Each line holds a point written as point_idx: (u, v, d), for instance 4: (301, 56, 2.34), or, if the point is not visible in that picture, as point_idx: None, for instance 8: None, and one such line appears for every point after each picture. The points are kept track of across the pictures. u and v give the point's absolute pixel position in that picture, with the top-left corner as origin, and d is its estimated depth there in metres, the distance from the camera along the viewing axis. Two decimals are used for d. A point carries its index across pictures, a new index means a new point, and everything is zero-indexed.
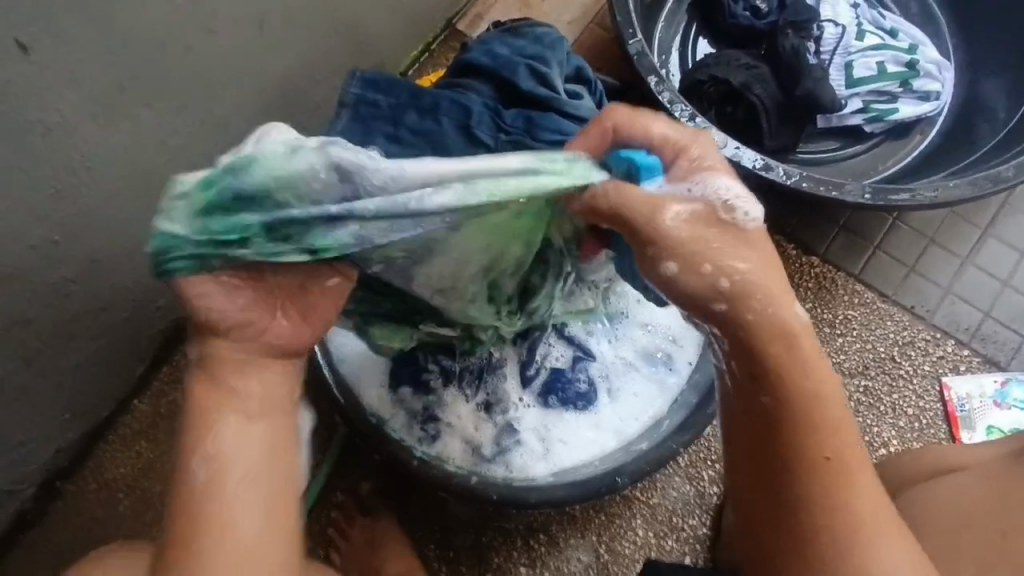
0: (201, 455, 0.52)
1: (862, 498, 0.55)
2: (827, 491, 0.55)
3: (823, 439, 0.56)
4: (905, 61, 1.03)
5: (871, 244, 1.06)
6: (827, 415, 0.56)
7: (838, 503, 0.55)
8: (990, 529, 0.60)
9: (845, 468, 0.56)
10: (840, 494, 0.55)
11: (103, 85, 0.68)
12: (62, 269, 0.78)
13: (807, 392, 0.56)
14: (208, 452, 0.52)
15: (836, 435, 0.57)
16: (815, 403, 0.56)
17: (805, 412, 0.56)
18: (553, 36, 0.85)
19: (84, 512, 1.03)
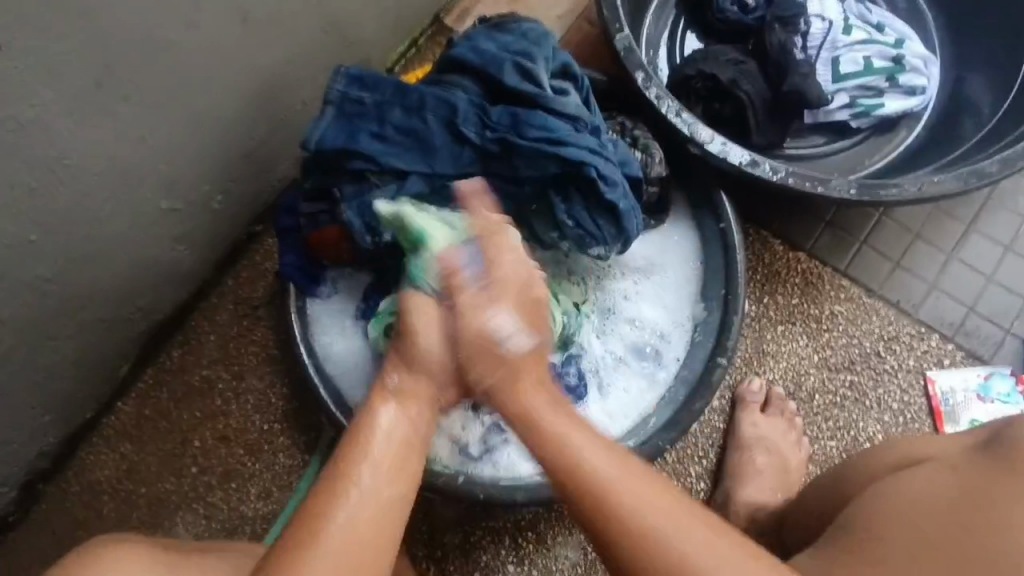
0: (373, 437, 0.57)
1: (635, 501, 0.56)
2: (603, 500, 0.56)
3: (575, 452, 0.58)
4: (891, 56, 1.03)
5: (856, 240, 1.06)
6: (583, 463, 0.58)
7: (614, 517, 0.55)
8: (953, 524, 0.57)
9: (616, 507, 0.55)
10: (611, 499, 0.56)
11: (79, 80, 0.66)
12: (39, 268, 0.76)
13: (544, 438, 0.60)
14: (372, 439, 0.57)
15: (604, 473, 0.57)
16: (549, 424, 0.61)
17: (539, 432, 0.61)
18: (540, 31, 0.84)
19: (66, 514, 1.01)
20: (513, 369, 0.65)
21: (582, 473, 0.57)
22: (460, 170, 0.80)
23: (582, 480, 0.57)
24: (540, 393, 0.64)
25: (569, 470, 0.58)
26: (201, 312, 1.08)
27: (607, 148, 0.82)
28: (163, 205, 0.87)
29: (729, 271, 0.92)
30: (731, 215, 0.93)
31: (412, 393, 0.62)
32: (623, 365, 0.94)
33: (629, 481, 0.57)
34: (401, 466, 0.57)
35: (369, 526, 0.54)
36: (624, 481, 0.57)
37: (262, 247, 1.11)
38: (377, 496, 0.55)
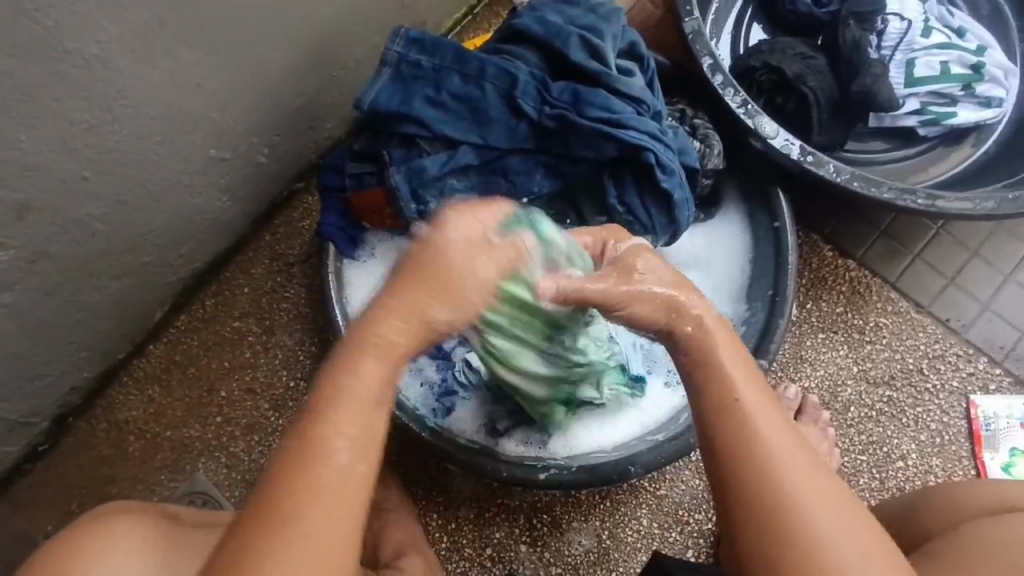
0: (353, 387, 0.48)
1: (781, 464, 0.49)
2: (732, 423, 0.51)
3: (734, 421, 0.51)
4: (971, 63, 0.98)
5: (910, 253, 1.03)
6: (762, 435, 0.50)
7: (738, 433, 0.50)
8: None
9: (787, 494, 0.48)
10: (743, 429, 0.50)
11: (144, 20, 0.66)
12: (89, 206, 0.77)
13: (738, 433, 0.50)
14: (354, 386, 0.48)
15: (794, 473, 0.49)
16: (732, 406, 0.51)
17: (718, 413, 0.51)
18: (610, 8, 0.81)
19: (93, 450, 1.03)
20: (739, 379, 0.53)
21: (737, 446, 0.50)
22: (513, 145, 0.79)
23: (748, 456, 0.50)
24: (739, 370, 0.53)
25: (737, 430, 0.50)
26: (237, 266, 1.09)
27: (667, 135, 0.80)
28: (211, 154, 0.87)
29: (779, 272, 0.88)
30: (787, 214, 0.90)
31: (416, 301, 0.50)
32: (650, 367, 0.95)
33: (805, 470, 0.49)
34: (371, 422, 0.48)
35: (354, 471, 0.46)
36: (823, 494, 0.49)
37: (302, 206, 1.11)
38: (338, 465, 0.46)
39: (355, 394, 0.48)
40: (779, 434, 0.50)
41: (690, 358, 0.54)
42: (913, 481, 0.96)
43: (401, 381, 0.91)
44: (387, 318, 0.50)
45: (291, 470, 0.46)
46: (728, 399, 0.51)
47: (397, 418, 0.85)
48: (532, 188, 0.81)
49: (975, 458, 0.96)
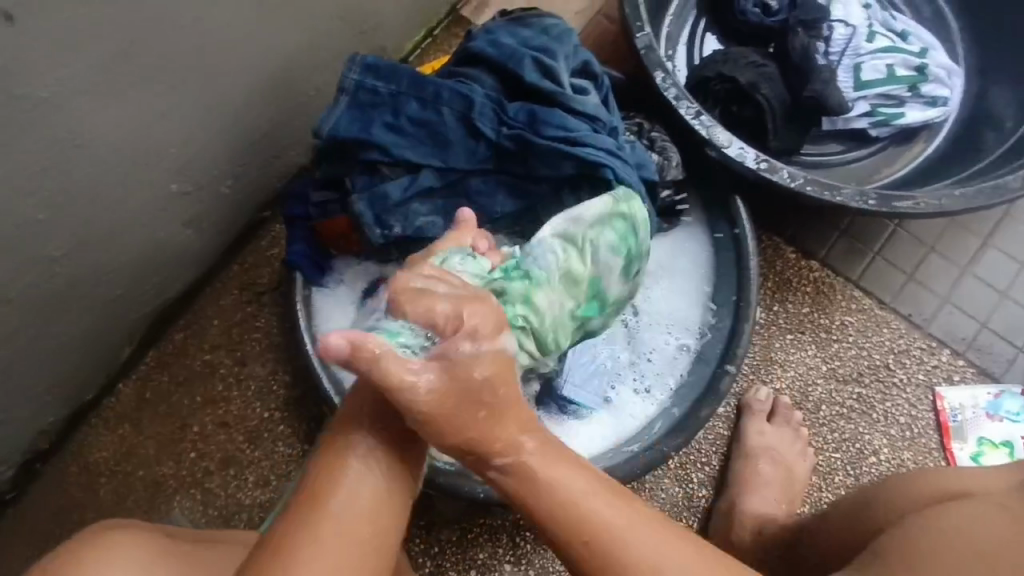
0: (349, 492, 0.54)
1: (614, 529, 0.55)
2: (576, 544, 0.55)
3: (595, 550, 0.54)
4: (915, 65, 1.02)
5: (870, 251, 1.05)
6: (628, 541, 0.55)
7: (586, 553, 0.55)
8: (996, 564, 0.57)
9: (628, 555, 0.54)
10: (581, 548, 0.55)
11: (94, 59, 0.65)
12: (47, 248, 0.75)
13: (596, 532, 0.55)
14: (349, 490, 0.54)
15: (633, 536, 0.55)
16: (595, 525, 0.55)
17: (581, 538, 0.55)
18: (562, 28, 0.83)
19: (64, 495, 1.00)
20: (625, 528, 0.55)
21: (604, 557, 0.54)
22: (474, 166, 0.79)
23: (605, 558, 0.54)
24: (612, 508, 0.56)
25: (604, 553, 0.55)
26: (206, 299, 1.07)
27: (624, 150, 0.81)
28: (173, 188, 0.86)
29: (742, 277, 0.91)
30: (746, 219, 0.92)
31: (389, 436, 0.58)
32: (620, 377, 0.93)
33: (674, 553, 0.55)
34: (380, 527, 0.54)
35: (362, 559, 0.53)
36: (683, 566, 0.55)
37: (269, 234, 1.10)
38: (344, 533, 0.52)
39: (352, 495, 0.54)
40: (650, 533, 0.56)
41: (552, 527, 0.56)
42: (886, 475, 0.98)
43: None
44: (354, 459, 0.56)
45: (294, 547, 0.51)
46: (610, 536, 0.55)
47: None
48: (496, 208, 0.81)
49: (944, 449, 0.98)
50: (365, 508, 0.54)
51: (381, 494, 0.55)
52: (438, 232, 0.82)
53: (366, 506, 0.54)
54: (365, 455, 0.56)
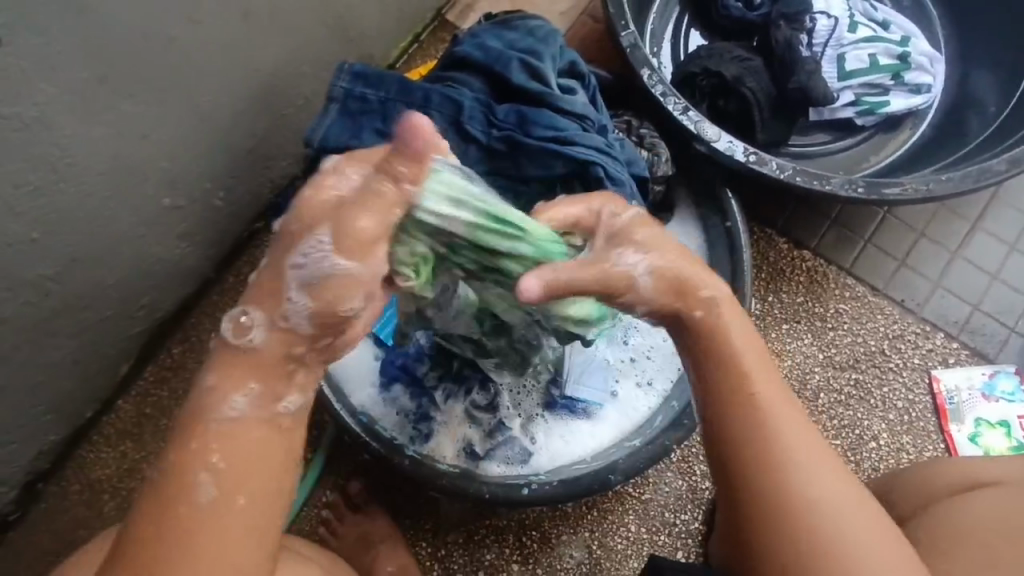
0: (211, 449, 0.48)
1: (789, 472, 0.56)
2: (762, 450, 0.56)
3: (768, 443, 0.56)
4: (897, 53, 1.03)
5: (861, 238, 1.06)
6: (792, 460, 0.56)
7: (764, 453, 0.56)
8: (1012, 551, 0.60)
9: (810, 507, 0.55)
10: (762, 463, 0.56)
11: (81, 78, 0.66)
12: (41, 266, 0.75)
13: (758, 416, 0.56)
14: (215, 445, 0.48)
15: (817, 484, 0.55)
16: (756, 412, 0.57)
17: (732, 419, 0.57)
18: (547, 29, 0.84)
19: (67, 513, 1.00)
20: (784, 419, 0.57)
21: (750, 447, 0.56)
22: (465, 169, 0.79)
23: (774, 477, 0.56)
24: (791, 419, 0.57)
25: (773, 465, 0.56)
26: (203, 312, 1.08)
27: (614, 148, 0.82)
28: (165, 203, 0.86)
29: (735, 267, 0.91)
30: (737, 213, 0.93)
31: (262, 358, 0.50)
32: (617, 372, 0.95)
33: (829, 478, 0.56)
34: (258, 477, 0.49)
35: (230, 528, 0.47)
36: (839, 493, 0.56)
37: (264, 245, 1.10)
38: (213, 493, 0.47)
39: (217, 457, 0.48)
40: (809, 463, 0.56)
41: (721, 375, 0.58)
42: (886, 460, 0.99)
43: (378, 413, 0.90)
44: (226, 398, 0.49)
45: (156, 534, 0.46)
46: (770, 450, 0.56)
47: (376, 450, 0.85)
48: None
49: (943, 432, 0.99)
50: (248, 454, 0.49)
51: (247, 439, 0.49)
52: None
53: (231, 477, 0.48)
54: (231, 418, 0.49)
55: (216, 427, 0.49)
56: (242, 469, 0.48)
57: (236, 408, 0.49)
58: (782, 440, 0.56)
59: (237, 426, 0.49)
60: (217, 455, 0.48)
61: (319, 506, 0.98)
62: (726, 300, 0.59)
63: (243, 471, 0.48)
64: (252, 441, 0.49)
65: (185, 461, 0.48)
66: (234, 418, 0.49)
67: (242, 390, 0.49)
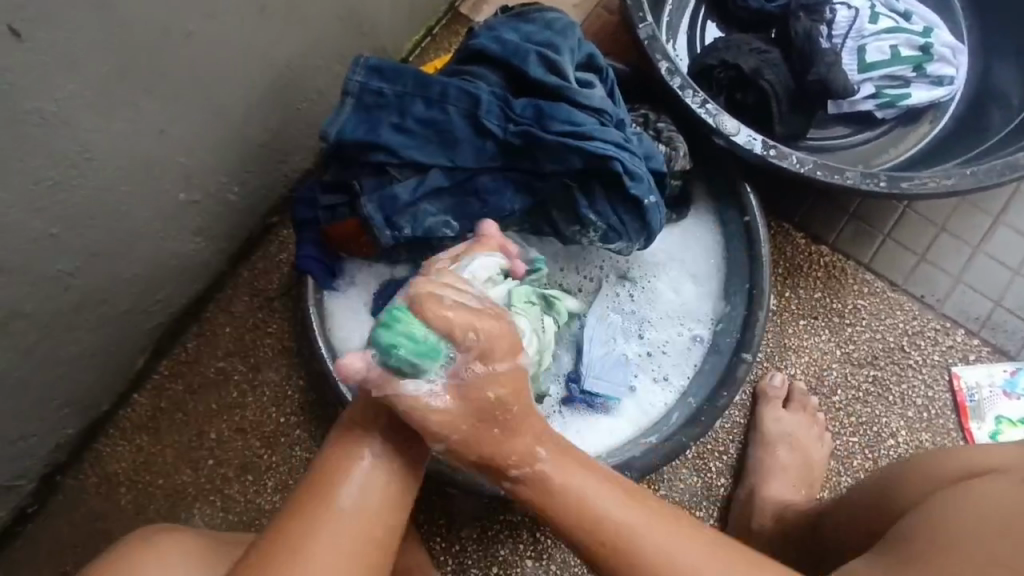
0: (350, 474, 0.57)
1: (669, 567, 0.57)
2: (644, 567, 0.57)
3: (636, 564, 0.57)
4: (919, 45, 1.01)
5: (880, 233, 1.05)
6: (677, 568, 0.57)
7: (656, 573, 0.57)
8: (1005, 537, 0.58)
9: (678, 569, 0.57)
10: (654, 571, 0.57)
11: (100, 73, 0.66)
12: (61, 262, 0.76)
13: (584, 512, 0.58)
14: (351, 470, 0.57)
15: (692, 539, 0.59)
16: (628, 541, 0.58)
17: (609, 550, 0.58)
18: (564, 22, 0.83)
19: (85, 506, 1.01)
20: (671, 548, 0.58)
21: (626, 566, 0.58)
22: (482, 164, 0.79)
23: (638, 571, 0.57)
24: (680, 542, 0.58)
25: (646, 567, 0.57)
26: (217, 306, 1.08)
27: (632, 142, 0.81)
28: (181, 198, 0.86)
29: (755, 263, 0.90)
30: (756, 207, 0.92)
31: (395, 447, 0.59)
32: (636, 367, 0.94)
33: (677, 528, 0.59)
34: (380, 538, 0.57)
35: (366, 525, 0.56)
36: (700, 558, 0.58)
37: (277, 239, 1.10)
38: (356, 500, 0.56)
39: (360, 483, 0.57)
40: (689, 568, 0.57)
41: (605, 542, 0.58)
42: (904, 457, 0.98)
43: None
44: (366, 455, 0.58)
45: (307, 525, 0.55)
46: (652, 560, 0.57)
47: None
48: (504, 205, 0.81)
49: (962, 429, 0.98)
50: (377, 497, 0.57)
51: (392, 505, 0.58)
52: (449, 231, 0.82)
53: (376, 501, 0.57)
54: (368, 467, 0.58)
55: (350, 463, 0.58)
56: (383, 487, 0.57)
57: (366, 467, 0.58)
58: (617, 524, 0.58)
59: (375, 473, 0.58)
60: (370, 500, 0.57)
61: None
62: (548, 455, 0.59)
63: (376, 520, 0.56)
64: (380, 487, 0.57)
65: (333, 480, 0.57)
66: (361, 493, 0.57)
67: (375, 456, 0.58)
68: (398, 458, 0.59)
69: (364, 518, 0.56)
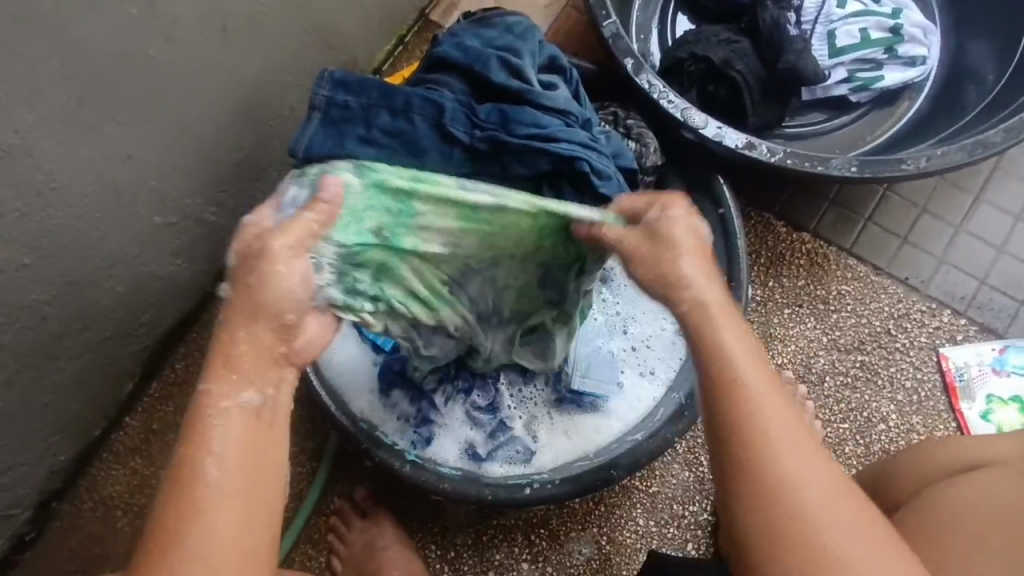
0: (207, 426, 0.51)
1: (807, 511, 0.49)
2: (773, 511, 0.50)
3: (761, 485, 0.51)
4: (889, 26, 1.01)
5: (862, 217, 1.04)
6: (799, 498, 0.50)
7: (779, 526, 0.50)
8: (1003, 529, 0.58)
9: (806, 537, 0.49)
10: (789, 522, 0.49)
11: (60, 102, 0.66)
12: (36, 291, 0.76)
13: (755, 450, 0.51)
14: (212, 429, 0.51)
15: (811, 487, 0.50)
16: (757, 447, 0.51)
17: (737, 429, 0.52)
18: (525, 25, 0.83)
19: (82, 532, 1.02)
20: (797, 476, 0.50)
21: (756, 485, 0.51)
22: (450, 172, 0.79)
23: (765, 507, 0.50)
24: (800, 442, 0.52)
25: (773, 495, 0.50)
26: (203, 326, 1.08)
27: (599, 141, 0.81)
28: (157, 221, 0.86)
29: (731, 255, 0.91)
30: (730, 200, 0.92)
31: (262, 360, 0.54)
32: (622, 362, 0.94)
33: (843, 521, 0.49)
34: (255, 455, 0.52)
35: (229, 503, 0.50)
36: (828, 510, 0.50)
37: None
38: (213, 475, 0.50)
39: (217, 438, 0.51)
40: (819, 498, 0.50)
41: (738, 428, 0.52)
42: (897, 441, 0.97)
43: (381, 419, 0.89)
44: (233, 392, 0.52)
45: (169, 527, 0.49)
46: (770, 476, 0.51)
47: (379, 457, 0.85)
48: None
49: (954, 411, 0.97)
50: (238, 450, 0.51)
51: (249, 439, 0.52)
52: None
53: (236, 450, 0.51)
54: (229, 414, 0.52)
55: (200, 425, 0.51)
56: (242, 423, 0.52)
57: (244, 399, 0.53)
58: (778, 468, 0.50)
59: (253, 416, 0.52)
60: (227, 445, 0.51)
61: (328, 513, 0.98)
62: (692, 276, 0.57)
63: (236, 472, 0.50)
64: (236, 441, 0.51)
65: (182, 471, 0.50)
66: (238, 414, 0.52)
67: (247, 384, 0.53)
68: (259, 382, 0.54)
69: (227, 489, 0.50)
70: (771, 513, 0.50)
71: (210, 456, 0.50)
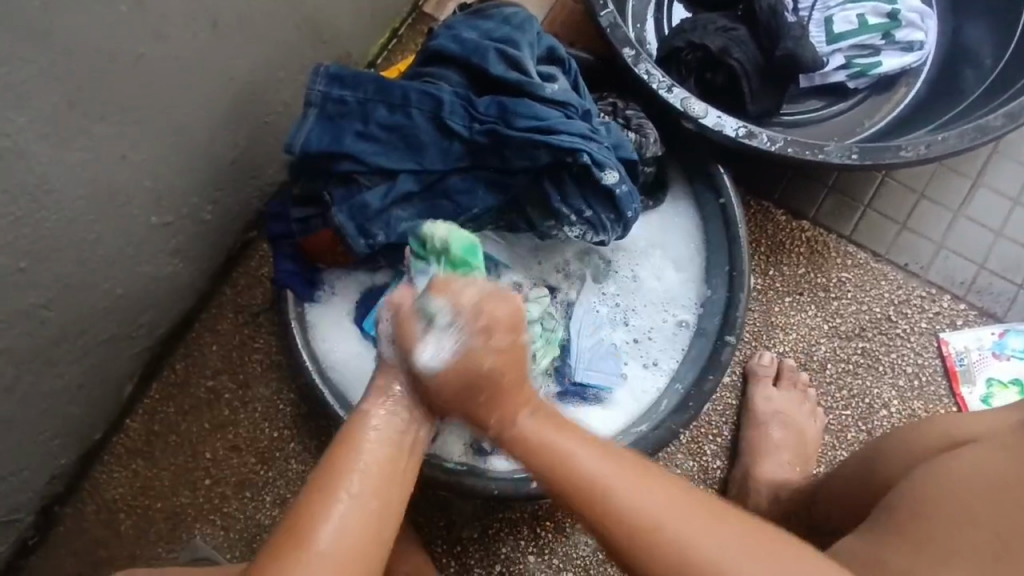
0: (357, 446, 0.57)
1: (607, 494, 0.56)
2: (611, 515, 0.56)
3: (556, 476, 0.58)
4: (886, 11, 1.00)
5: (861, 204, 1.04)
6: (601, 492, 0.56)
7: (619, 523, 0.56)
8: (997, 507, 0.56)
9: (634, 522, 0.55)
10: (602, 510, 0.56)
11: (52, 103, 0.65)
12: (33, 295, 0.75)
13: (581, 468, 0.58)
14: (358, 453, 0.57)
15: (607, 480, 0.57)
16: (538, 447, 0.60)
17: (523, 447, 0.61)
18: (522, 15, 0.82)
19: (85, 535, 1.01)
20: (587, 464, 0.58)
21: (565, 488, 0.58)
22: (449, 166, 0.79)
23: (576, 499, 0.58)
24: (586, 451, 0.58)
25: (589, 499, 0.57)
26: (203, 326, 1.07)
27: (599, 133, 0.80)
28: (153, 221, 0.85)
29: (733, 245, 0.91)
30: (730, 188, 0.92)
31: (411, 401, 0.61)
32: (625, 354, 0.93)
33: (640, 490, 0.56)
34: (390, 488, 0.56)
35: (359, 530, 0.54)
36: (635, 488, 0.56)
37: (257, 255, 1.10)
38: (351, 496, 0.54)
39: (363, 461, 0.56)
40: (620, 486, 0.56)
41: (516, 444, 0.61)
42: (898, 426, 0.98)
43: None
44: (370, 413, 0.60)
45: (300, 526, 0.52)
46: (557, 465, 0.59)
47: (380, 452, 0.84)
48: (476, 206, 0.81)
49: (954, 395, 0.98)
50: (376, 475, 0.56)
51: (375, 476, 0.56)
52: None
53: (376, 471, 0.56)
54: (376, 437, 0.58)
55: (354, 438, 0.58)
56: (384, 445, 0.58)
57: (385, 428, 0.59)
58: (589, 473, 0.57)
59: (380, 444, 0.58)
60: (358, 482, 0.55)
61: None
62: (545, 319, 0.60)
63: (373, 496, 0.55)
64: (377, 464, 0.57)
65: (324, 478, 0.55)
66: (376, 440, 0.58)
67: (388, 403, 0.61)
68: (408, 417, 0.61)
69: (361, 510, 0.54)
70: (632, 515, 0.55)
71: (353, 481, 0.55)
